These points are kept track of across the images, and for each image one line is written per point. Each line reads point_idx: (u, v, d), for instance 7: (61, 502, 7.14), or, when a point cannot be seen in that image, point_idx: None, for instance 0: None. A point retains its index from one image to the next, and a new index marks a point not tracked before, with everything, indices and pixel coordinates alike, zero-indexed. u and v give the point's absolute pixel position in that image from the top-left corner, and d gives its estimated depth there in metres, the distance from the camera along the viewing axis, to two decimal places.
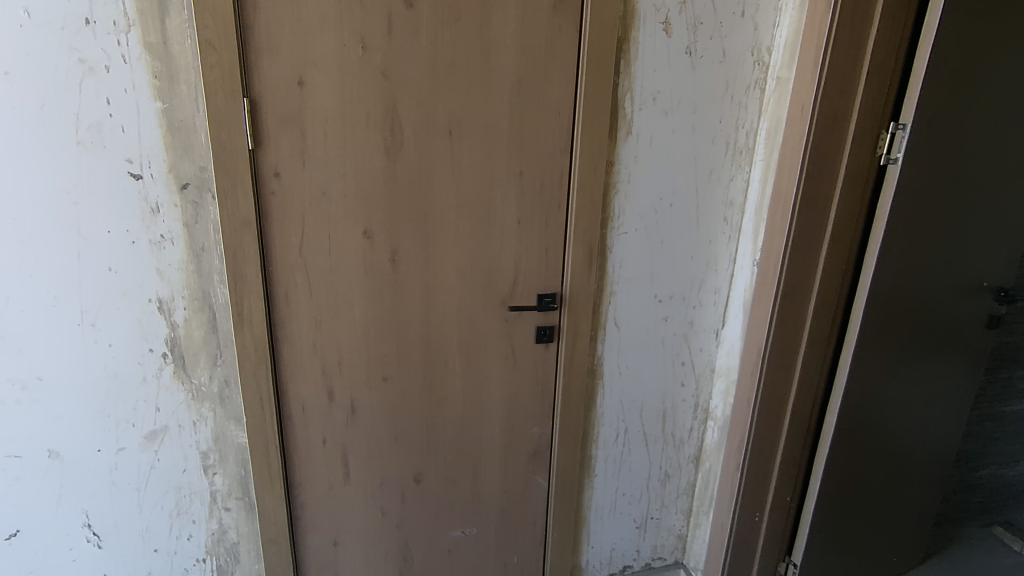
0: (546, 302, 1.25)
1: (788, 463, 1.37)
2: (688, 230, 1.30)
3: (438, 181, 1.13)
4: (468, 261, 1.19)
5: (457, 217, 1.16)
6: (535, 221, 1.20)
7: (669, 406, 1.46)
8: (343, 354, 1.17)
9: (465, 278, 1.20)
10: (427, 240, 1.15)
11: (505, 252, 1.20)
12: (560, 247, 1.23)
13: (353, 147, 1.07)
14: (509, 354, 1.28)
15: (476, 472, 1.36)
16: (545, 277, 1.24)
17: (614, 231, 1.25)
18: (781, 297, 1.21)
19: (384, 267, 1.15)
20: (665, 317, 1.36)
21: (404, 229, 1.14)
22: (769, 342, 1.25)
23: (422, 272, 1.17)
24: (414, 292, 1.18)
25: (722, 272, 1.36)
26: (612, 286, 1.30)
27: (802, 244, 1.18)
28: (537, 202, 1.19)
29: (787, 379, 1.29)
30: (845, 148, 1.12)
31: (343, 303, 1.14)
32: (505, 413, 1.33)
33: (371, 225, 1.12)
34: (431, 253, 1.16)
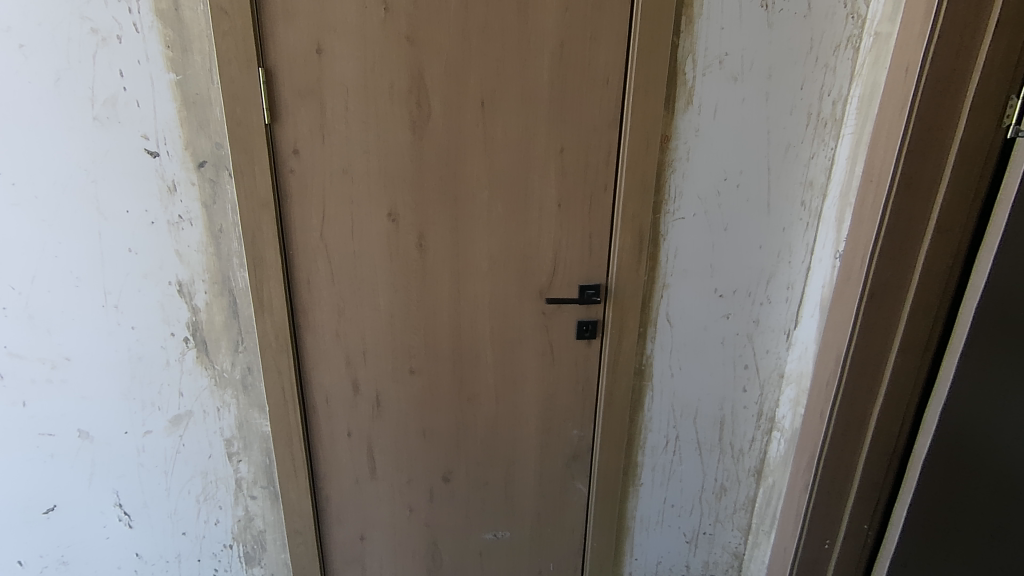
0: (588, 295, 1.13)
1: (868, 488, 1.18)
2: (756, 216, 1.13)
3: (468, 159, 1.02)
4: (502, 248, 1.08)
5: (489, 200, 1.05)
6: (577, 205, 1.07)
7: (728, 414, 1.30)
8: (368, 345, 1.11)
9: (498, 266, 1.09)
10: (457, 224, 1.06)
11: (543, 237, 1.09)
12: (606, 234, 1.10)
13: (376, 121, 0.98)
14: (546, 350, 1.17)
15: (509, 473, 1.27)
16: (587, 267, 1.12)
17: (669, 216, 1.10)
18: (867, 296, 1.03)
19: (412, 254, 1.06)
20: (726, 314, 1.20)
21: (433, 213, 1.04)
22: (851, 348, 1.07)
23: (452, 259, 1.08)
24: (443, 280, 1.09)
25: (797, 265, 1.18)
26: (665, 279, 1.15)
27: (898, 233, 0.99)
28: (580, 182, 1.06)
29: (871, 392, 1.11)
30: (961, 118, 0.91)
31: (368, 291, 1.07)
32: (541, 414, 1.22)
33: (397, 207, 1.03)
34: (463, 239, 1.07)
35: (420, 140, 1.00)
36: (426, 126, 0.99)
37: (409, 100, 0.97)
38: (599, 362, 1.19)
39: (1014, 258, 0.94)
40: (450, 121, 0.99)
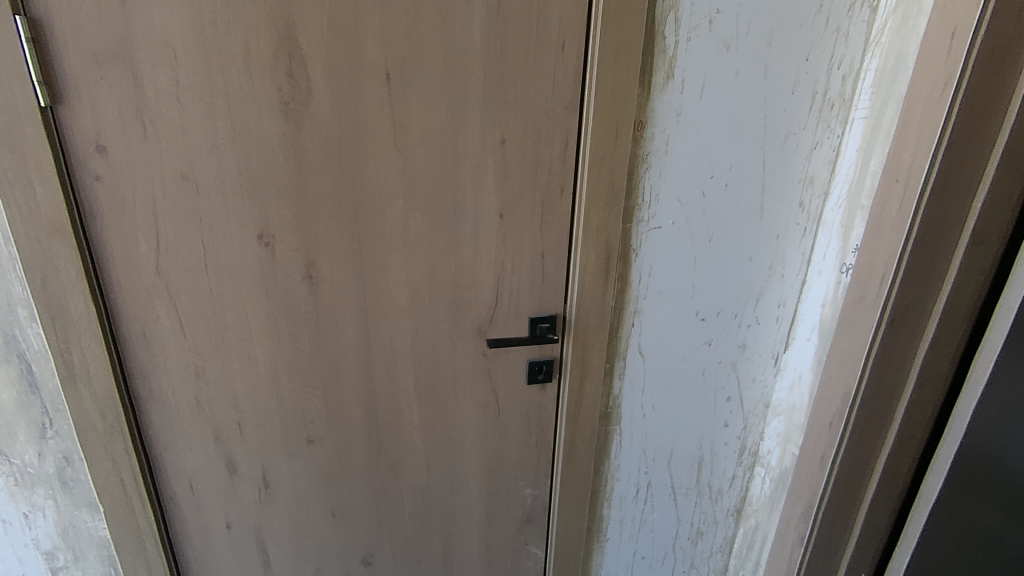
0: (541, 330, 0.87)
1: (870, 537, 1.01)
2: (747, 223, 0.90)
3: (372, 156, 0.72)
4: (426, 275, 0.80)
5: (405, 212, 0.76)
6: (524, 216, 0.81)
7: (707, 452, 1.10)
8: (245, 414, 0.81)
9: (422, 299, 0.81)
10: (360, 247, 0.76)
11: (480, 260, 0.81)
12: (562, 251, 0.84)
13: (228, 101, 0.66)
14: (490, 399, 0.91)
15: (448, 549, 1.01)
16: (539, 294, 0.86)
17: (642, 225, 0.86)
18: (887, 324, 0.82)
19: (298, 291, 0.76)
20: (708, 340, 0.98)
21: (324, 232, 0.74)
22: (862, 385, 0.87)
23: (356, 293, 0.79)
24: (345, 322, 0.80)
25: (790, 279, 0.97)
26: (636, 303, 0.91)
27: (928, 247, 0.77)
28: (528, 185, 0.79)
29: (880, 433, 0.92)
30: (1015, 100, 0.69)
31: (238, 343, 0.77)
32: (485, 475, 0.97)
33: (269, 226, 0.72)
34: (372, 266, 0.78)
35: (298, 129, 0.69)
36: (305, 110, 0.68)
37: (278, 70, 0.66)
38: (557, 408, 0.95)
39: None
40: (342, 103, 0.69)
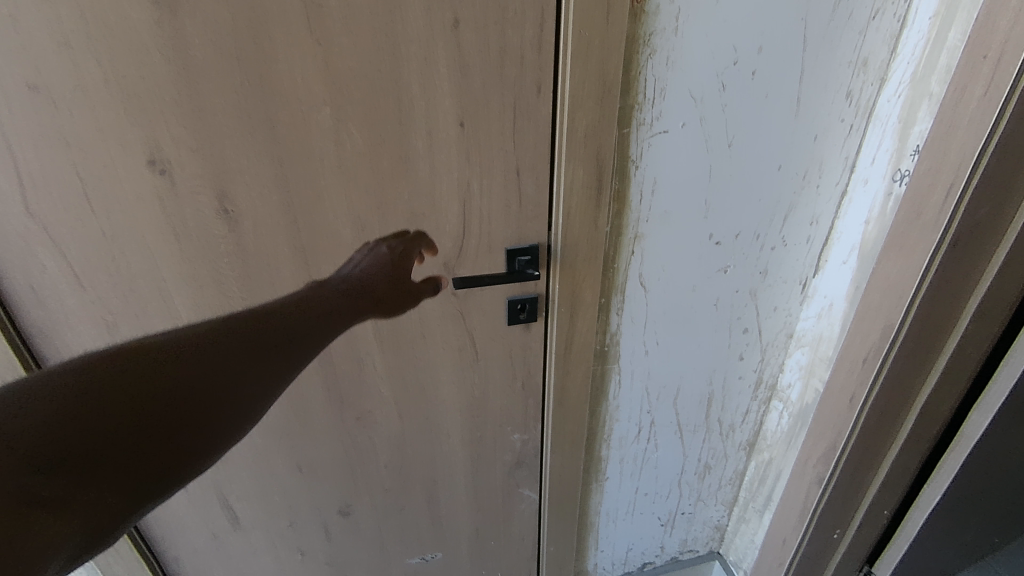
0: (520, 264, 0.73)
1: (896, 475, 0.91)
2: (778, 122, 0.72)
3: (282, 52, 0.55)
4: (373, 204, 0.66)
5: (336, 126, 0.60)
6: (491, 124, 0.64)
7: (718, 388, 0.98)
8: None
9: (371, 234, 0.68)
10: (284, 172, 0.61)
11: (440, 182, 0.66)
12: (543, 167, 0.68)
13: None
14: (465, 343, 0.79)
15: (432, 494, 0.95)
16: (515, 221, 0.71)
17: (643, 131, 0.68)
18: (950, 245, 0.67)
19: (216, 229, 0.63)
20: (723, 267, 0.83)
21: (235, 155, 0.59)
22: (907, 319, 0.73)
23: (289, 228, 0.65)
24: (280, 262, 0.67)
25: (828, 191, 0.79)
26: (636, 227, 0.76)
27: (1015, 145, 0.60)
28: (493, 83, 0.61)
29: (922, 370, 0.79)
30: None
31: (152, 293, 0.65)
32: (467, 422, 0.88)
33: (160, 150, 0.57)
34: (304, 195, 0.63)
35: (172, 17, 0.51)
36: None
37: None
38: (544, 350, 0.83)
39: None
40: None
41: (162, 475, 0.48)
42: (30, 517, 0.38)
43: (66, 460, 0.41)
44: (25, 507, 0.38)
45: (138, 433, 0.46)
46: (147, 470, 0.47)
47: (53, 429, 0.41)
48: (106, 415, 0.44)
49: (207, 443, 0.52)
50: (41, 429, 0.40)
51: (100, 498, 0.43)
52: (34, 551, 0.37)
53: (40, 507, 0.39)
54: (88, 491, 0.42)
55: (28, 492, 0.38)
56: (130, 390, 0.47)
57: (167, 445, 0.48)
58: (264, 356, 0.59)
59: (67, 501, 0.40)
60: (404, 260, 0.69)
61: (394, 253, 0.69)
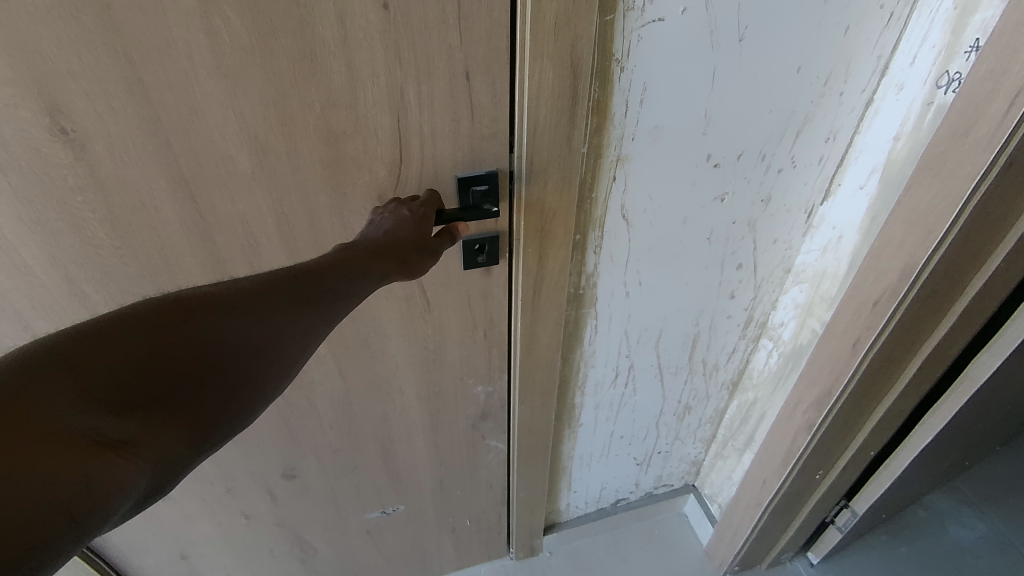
0: (474, 195, 0.58)
1: (890, 419, 0.85)
2: (803, 7, 0.55)
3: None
4: (272, 119, 0.49)
5: (202, 5, 0.42)
6: (428, 6, 0.46)
7: (704, 329, 0.88)
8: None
9: (275, 159, 0.52)
10: (138, 76, 0.44)
11: (362, 88, 0.49)
12: (499, 68, 0.51)
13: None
14: (414, 292, 0.66)
15: (388, 453, 0.86)
16: (467, 143, 0.55)
17: (632, 18, 0.52)
18: (1004, 169, 0.54)
19: (57, 160, 0.47)
20: (721, 196, 0.70)
21: (59, 51, 0.42)
22: (936, 257, 0.62)
23: (160, 156, 0.49)
24: (159, 201, 0.52)
25: (853, 101, 0.65)
26: (619, 147, 0.61)
27: None
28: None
29: (939, 312, 0.69)
30: None
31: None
32: (421, 377, 0.76)
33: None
34: (174, 106, 0.46)
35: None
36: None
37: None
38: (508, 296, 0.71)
39: None
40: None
41: (256, 400, 0.36)
42: (99, 465, 0.28)
43: (133, 397, 0.31)
44: (91, 451, 0.28)
45: (227, 351, 0.35)
46: (239, 397, 0.35)
47: (96, 354, 0.30)
48: (170, 334, 0.33)
49: (300, 327, 0.38)
50: (81, 358, 0.30)
51: (183, 442, 0.32)
52: (85, 506, 0.27)
53: (107, 449, 0.29)
54: (165, 432, 0.31)
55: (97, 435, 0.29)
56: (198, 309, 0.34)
57: (260, 359, 0.36)
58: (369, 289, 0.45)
59: (138, 441, 0.30)
60: (427, 220, 0.53)
61: (416, 215, 0.53)
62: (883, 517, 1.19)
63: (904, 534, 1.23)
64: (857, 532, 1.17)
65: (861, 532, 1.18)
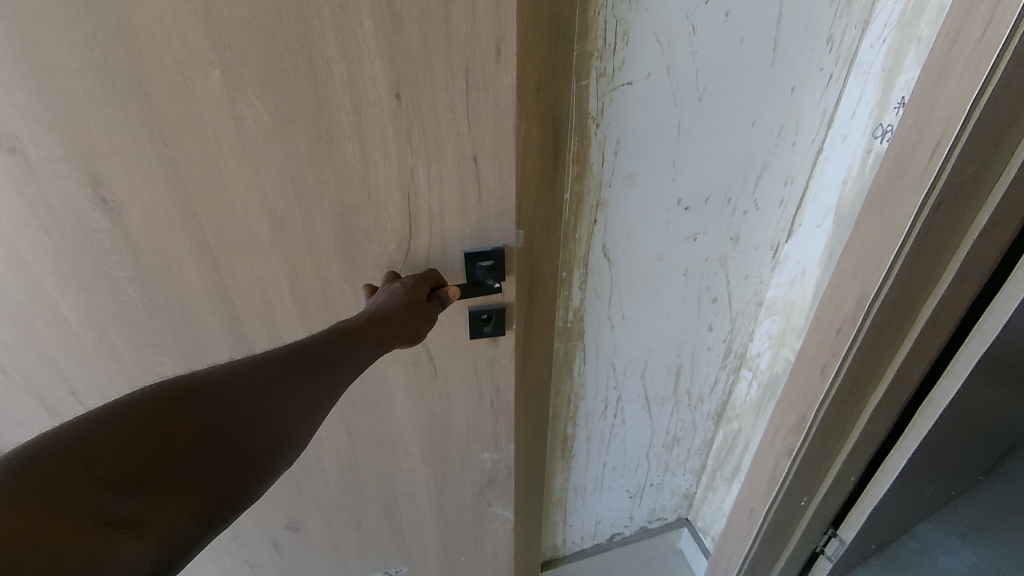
0: (480, 270, 0.65)
1: (865, 443, 0.90)
2: (751, 71, 0.64)
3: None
4: (290, 191, 0.56)
5: (231, 95, 0.49)
6: (436, 97, 0.52)
7: (687, 360, 0.93)
8: (77, 382, 0.68)
9: (290, 224, 0.59)
10: (170, 154, 0.52)
11: (374, 167, 0.56)
12: (504, 152, 0.58)
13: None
14: (421, 358, 0.72)
15: (392, 511, 0.89)
16: (470, 221, 0.62)
17: (603, 81, 0.60)
18: (935, 208, 0.62)
19: (97, 227, 0.55)
20: (693, 234, 0.77)
21: (103, 131, 0.49)
22: (885, 288, 0.68)
23: (186, 222, 0.56)
24: (184, 262, 0.59)
25: (804, 149, 0.73)
26: (598, 193, 0.68)
27: (1011, 93, 0.54)
28: (435, 41, 0.49)
29: (896, 338, 0.75)
30: None
31: (27, 293, 0.59)
32: (426, 438, 0.81)
33: (2, 125, 0.48)
34: (201, 179, 0.54)
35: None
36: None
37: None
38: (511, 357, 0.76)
39: None
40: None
41: (256, 478, 0.38)
42: (109, 544, 0.30)
43: (140, 478, 0.33)
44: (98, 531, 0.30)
45: (230, 430, 0.37)
46: (242, 481, 0.37)
47: (106, 438, 0.32)
48: (174, 417, 0.35)
49: (303, 410, 0.41)
50: (92, 442, 0.32)
51: (188, 517, 0.34)
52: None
53: (114, 528, 0.30)
54: (175, 511, 0.33)
55: (107, 514, 0.30)
56: (209, 396, 0.37)
57: (265, 437, 0.39)
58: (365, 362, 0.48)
59: (146, 520, 0.32)
60: (418, 288, 0.58)
61: (413, 287, 0.58)
62: (873, 547, 1.21)
63: (895, 564, 1.25)
64: (849, 563, 1.19)
65: (853, 563, 1.20)
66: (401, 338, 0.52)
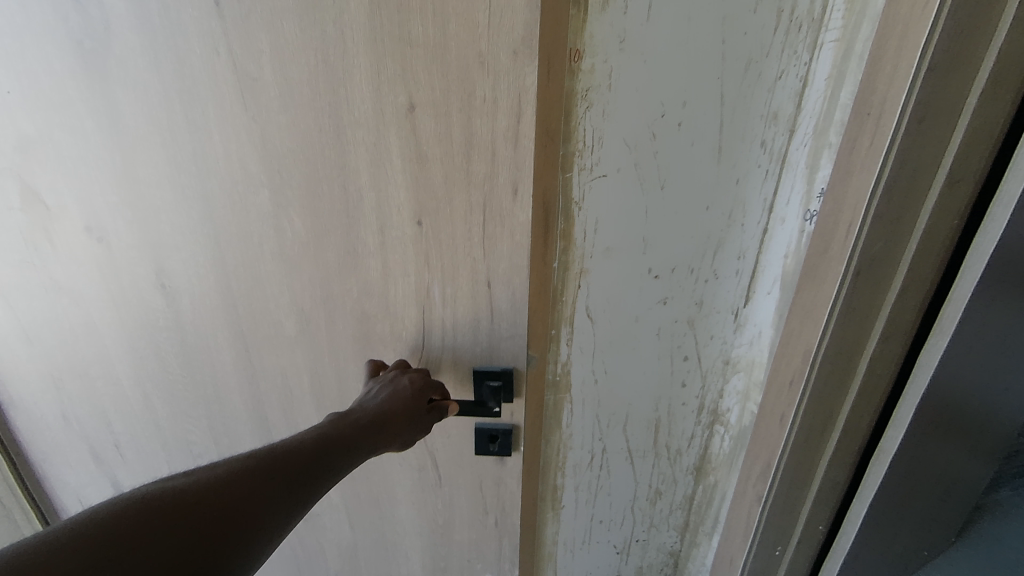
0: (490, 388, 0.82)
1: (827, 491, 0.95)
2: (701, 167, 0.80)
3: (215, 136, 0.67)
4: (317, 294, 0.77)
5: (276, 209, 0.71)
6: (454, 226, 0.70)
7: (664, 413, 1.03)
8: (120, 436, 0.95)
9: (321, 315, 0.79)
10: (223, 253, 0.75)
11: (395, 280, 0.75)
12: (515, 282, 0.74)
13: (29, 70, 0.66)
14: (426, 463, 0.91)
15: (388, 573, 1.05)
16: (479, 342, 0.79)
17: (580, 173, 0.77)
18: (853, 277, 0.75)
19: (151, 295, 0.80)
20: (663, 299, 0.90)
21: (170, 228, 0.74)
22: (823, 345, 0.81)
23: (226, 309, 0.80)
24: (222, 345, 0.84)
25: (751, 229, 0.87)
26: (582, 262, 0.84)
27: (901, 186, 0.69)
28: (456, 179, 0.68)
29: (842, 390, 0.86)
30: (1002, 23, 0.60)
31: (94, 350, 0.87)
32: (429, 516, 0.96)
33: (102, 223, 0.75)
34: (244, 276, 0.77)
35: (108, 89, 0.65)
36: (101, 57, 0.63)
37: (65, 11, 0.61)
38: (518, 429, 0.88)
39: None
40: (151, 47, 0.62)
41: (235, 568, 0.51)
42: None
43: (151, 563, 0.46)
44: None
45: (223, 527, 0.51)
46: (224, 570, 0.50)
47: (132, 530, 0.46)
48: (183, 515, 0.49)
49: (279, 515, 0.55)
50: (123, 533, 0.45)
51: None
52: None
53: None
54: None
55: None
56: (204, 500, 0.51)
57: (249, 534, 0.52)
58: (332, 476, 0.63)
59: None
60: (421, 393, 0.76)
61: (414, 387, 0.76)
62: None
63: None
64: None
65: None
66: (363, 439, 0.69)
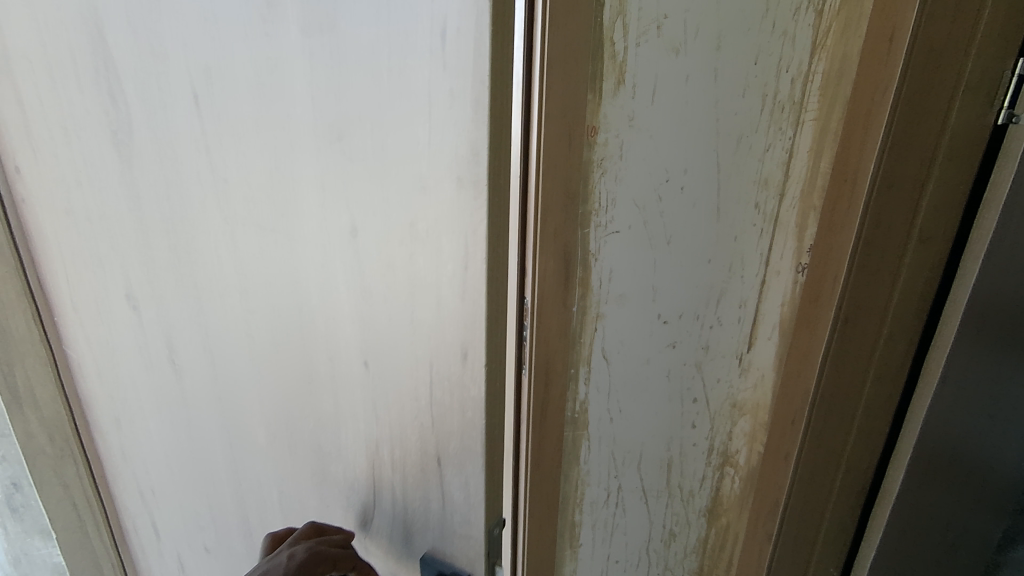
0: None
1: (836, 527, 1.10)
2: (703, 223, 0.90)
3: (203, 228, 0.87)
4: (281, 408, 0.92)
5: (246, 309, 0.89)
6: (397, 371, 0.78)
7: (675, 454, 1.08)
8: (149, 489, 1.18)
9: (286, 417, 0.93)
10: (210, 346, 0.96)
11: (342, 411, 0.85)
12: (467, 467, 0.78)
13: (92, 161, 0.92)
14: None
15: None
16: (428, 507, 0.84)
17: (597, 229, 0.87)
18: (839, 324, 0.93)
19: (166, 364, 1.02)
20: (672, 343, 0.98)
21: (178, 308, 0.96)
22: (821, 381, 0.96)
23: (212, 383, 0.99)
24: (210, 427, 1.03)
25: (750, 281, 0.96)
26: (598, 308, 0.92)
27: (877, 243, 0.88)
28: (398, 334, 0.75)
29: (842, 422, 1.01)
30: (948, 118, 0.82)
31: (131, 408, 1.11)
32: None
33: (137, 299, 1.00)
34: (222, 364, 0.96)
35: (140, 183, 0.90)
36: (126, 138, 0.87)
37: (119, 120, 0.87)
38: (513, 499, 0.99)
39: (995, 270, 0.86)
40: (156, 129, 0.84)
41: None
42: None
43: None
44: None
45: None
46: None
47: None
48: None
49: None
50: None
51: None
52: None
53: None
54: None
55: None
56: None
57: None
58: None
59: None
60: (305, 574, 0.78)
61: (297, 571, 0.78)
62: None
63: None
64: None
65: None
66: None
